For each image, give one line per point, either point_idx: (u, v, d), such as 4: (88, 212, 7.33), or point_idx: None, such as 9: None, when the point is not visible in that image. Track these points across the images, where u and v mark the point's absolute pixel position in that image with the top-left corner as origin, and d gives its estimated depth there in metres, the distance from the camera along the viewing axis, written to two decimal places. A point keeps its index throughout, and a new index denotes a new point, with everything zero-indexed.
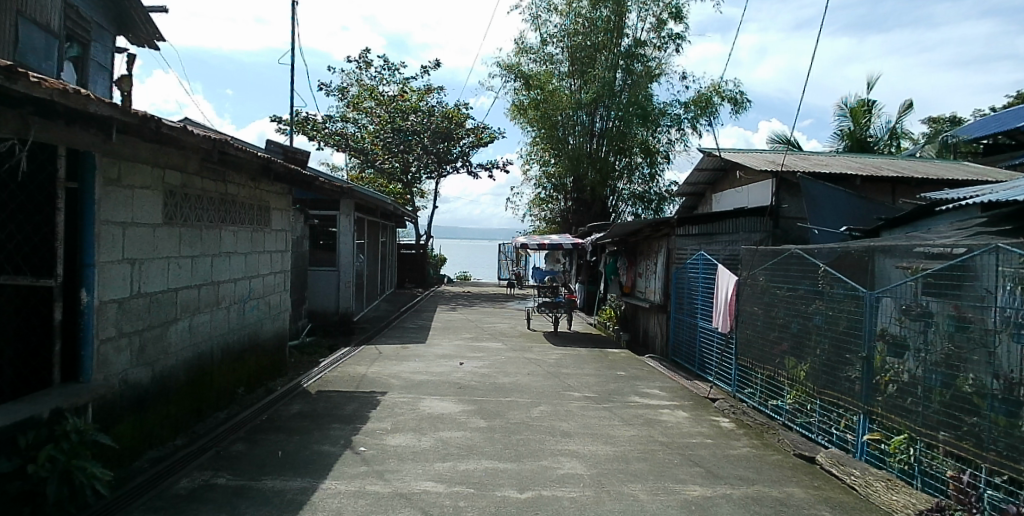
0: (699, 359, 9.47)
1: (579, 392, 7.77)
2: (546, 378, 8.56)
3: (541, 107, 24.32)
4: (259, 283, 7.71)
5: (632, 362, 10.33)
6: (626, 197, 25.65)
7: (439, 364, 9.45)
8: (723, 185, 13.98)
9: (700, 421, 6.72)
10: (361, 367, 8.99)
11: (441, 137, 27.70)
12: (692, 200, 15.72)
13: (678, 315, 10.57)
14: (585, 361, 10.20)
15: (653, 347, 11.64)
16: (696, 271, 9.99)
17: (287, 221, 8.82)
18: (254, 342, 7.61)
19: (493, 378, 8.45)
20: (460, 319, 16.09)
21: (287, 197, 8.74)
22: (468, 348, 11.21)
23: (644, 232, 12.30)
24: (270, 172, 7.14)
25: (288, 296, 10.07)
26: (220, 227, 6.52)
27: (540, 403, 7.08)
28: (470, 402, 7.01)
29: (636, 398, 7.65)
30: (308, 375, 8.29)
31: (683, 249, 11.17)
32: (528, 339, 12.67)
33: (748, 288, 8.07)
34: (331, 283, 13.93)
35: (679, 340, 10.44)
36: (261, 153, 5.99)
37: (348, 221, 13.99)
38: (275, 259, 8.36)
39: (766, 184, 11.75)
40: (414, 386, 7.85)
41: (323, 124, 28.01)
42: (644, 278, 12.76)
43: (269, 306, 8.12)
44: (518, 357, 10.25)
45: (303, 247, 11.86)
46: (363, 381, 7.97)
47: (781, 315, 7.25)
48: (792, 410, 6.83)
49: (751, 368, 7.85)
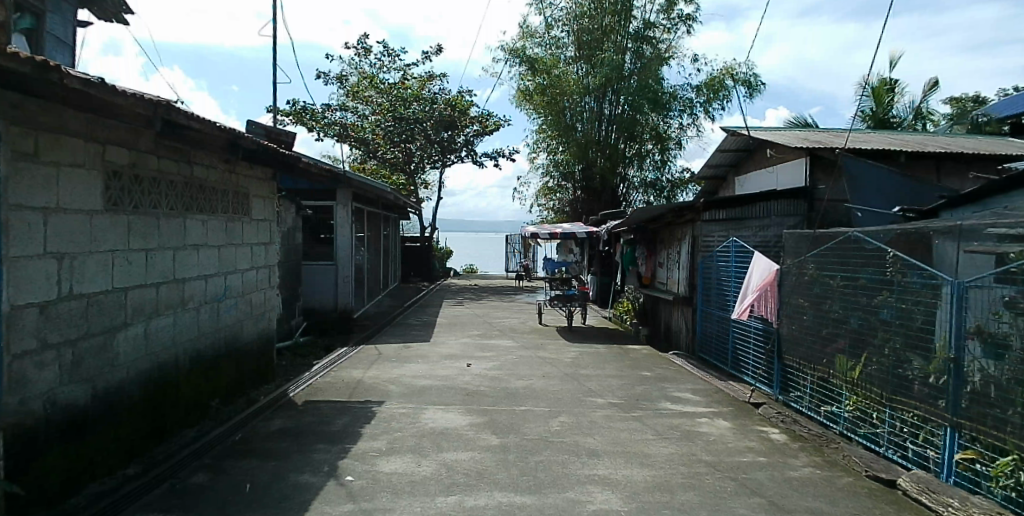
0: (733, 357, 8.52)
1: (602, 398, 6.83)
2: (563, 381, 7.62)
3: (547, 92, 23.28)
4: (238, 280, 6.81)
5: (656, 361, 9.37)
6: (637, 185, 24.46)
7: (444, 367, 8.52)
8: (748, 167, 13.00)
9: (747, 434, 5.77)
10: (358, 372, 8.09)
11: (445, 126, 26.72)
12: (712, 184, 14.75)
13: (706, 309, 9.60)
14: (605, 360, 9.25)
15: (678, 344, 10.68)
16: (727, 260, 9.01)
17: (272, 211, 7.92)
18: (233, 347, 6.70)
19: (505, 382, 7.52)
20: (467, 314, 15.15)
21: (271, 183, 7.83)
22: (476, 346, 10.28)
23: (666, 218, 11.31)
24: (244, 152, 6.21)
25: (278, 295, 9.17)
26: (185, 217, 5.62)
27: (560, 413, 6.14)
28: (479, 413, 6.09)
29: (668, 404, 6.70)
30: (297, 383, 7.38)
31: (710, 236, 10.19)
32: (541, 335, 11.73)
33: (792, 276, 7.10)
34: (329, 279, 13.08)
35: (708, 337, 9.48)
36: (227, 126, 5.06)
37: (345, 212, 13.09)
38: (259, 252, 7.46)
39: (798, 164, 10.77)
40: (416, 393, 6.92)
41: (321, 113, 27.02)
42: (666, 268, 11.78)
43: (251, 306, 7.22)
44: (531, 356, 9.33)
45: (295, 241, 10.98)
46: (358, 389, 7.04)
47: (836, 309, 6.28)
48: (853, 420, 5.89)
49: (799, 369, 6.88)
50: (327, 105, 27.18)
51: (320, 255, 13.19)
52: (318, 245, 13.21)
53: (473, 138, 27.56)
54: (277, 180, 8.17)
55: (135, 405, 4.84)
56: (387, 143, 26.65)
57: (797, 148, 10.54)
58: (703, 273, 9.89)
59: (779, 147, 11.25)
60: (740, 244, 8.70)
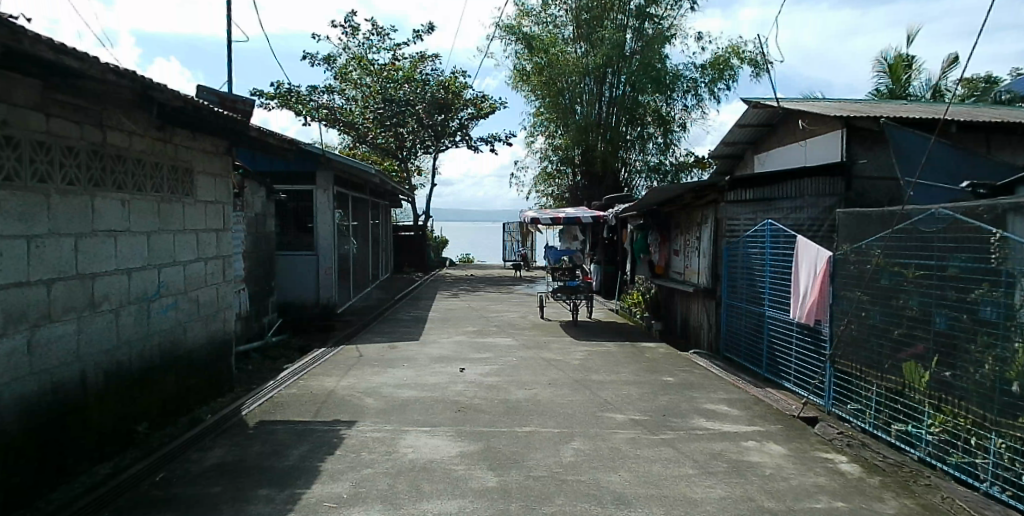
0: (770, 358, 7.34)
1: (621, 413, 5.65)
2: (573, 391, 6.43)
3: (545, 72, 21.99)
4: (179, 273, 5.57)
5: (677, 362, 8.19)
6: (640, 168, 22.98)
7: (433, 372, 7.29)
8: (771, 143, 11.80)
9: (810, 466, 4.58)
10: (331, 379, 6.89)
11: (438, 109, 25.41)
12: (728, 165, 13.57)
13: (735, 303, 8.40)
14: (618, 362, 8.07)
15: (699, 342, 9.49)
16: (760, 246, 7.81)
17: (228, 191, 6.68)
18: (172, 355, 5.47)
19: (504, 392, 6.33)
20: (462, 308, 13.94)
21: (224, 159, 6.58)
22: (471, 346, 9.07)
23: (684, 200, 10.07)
24: (176, 114, 4.96)
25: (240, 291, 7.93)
26: (95, 195, 4.39)
27: (573, 437, 4.93)
28: (473, 437, 4.89)
29: (703, 421, 5.52)
30: (256, 397, 6.18)
31: (737, 218, 8.97)
32: (544, 332, 10.53)
33: (851, 264, 5.86)
34: (310, 271, 11.86)
35: (738, 335, 8.29)
36: (138, 72, 3.84)
37: (326, 197, 11.86)
38: (210, 239, 6.23)
39: (831, 138, 9.57)
40: (396, 410, 5.67)
41: (307, 96, 25.61)
42: (683, 257, 10.54)
43: (198, 304, 5.98)
44: (533, 358, 8.15)
45: (267, 228, 9.76)
46: (326, 405, 5.80)
47: (915, 305, 5.03)
48: (940, 445, 4.70)
49: (859, 377, 5.70)
50: (314, 87, 25.81)
51: (299, 245, 11.97)
52: (297, 234, 11.98)
53: (468, 122, 26.29)
54: (232, 155, 6.92)
55: (15, 440, 3.61)
56: (377, 128, 25.32)
57: (834, 117, 9.28)
58: (730, 261, 8.68)
59: (809, 118, 9.99)
60: (776, 227, 7.46)
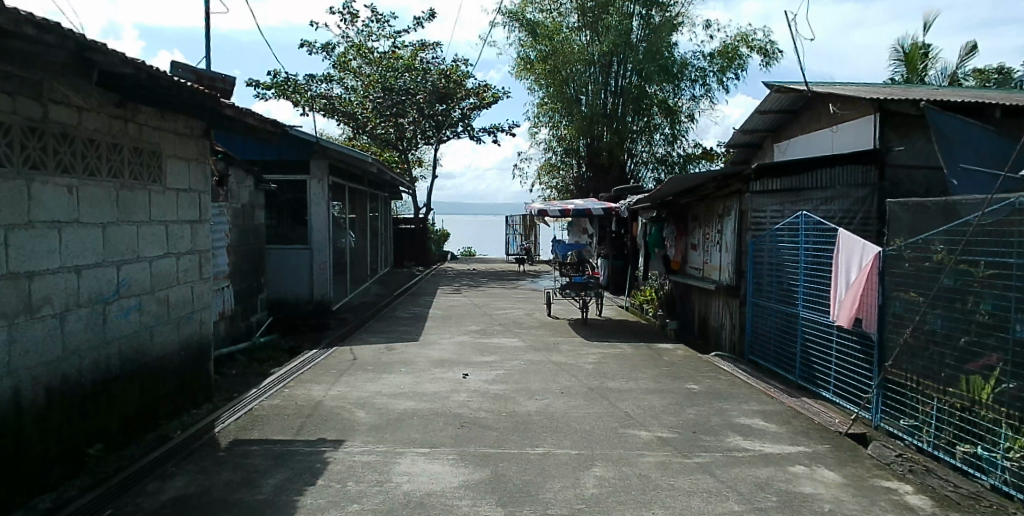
0: (807, 363, 6.66)
1: (646, 430, 4.99)
2: (589, 401, 5.76)
3: (550, 60, 21.24)
4: (144, 271, 4.90)
5: (699, 367, 7.52)
6: (646, 159, 22.14)
7: (433, 379, 6.61)
8: (793, 131, 11.09)
9: (873, 499, 3.91)
10: (320, 387, 6.23)
11: (439, 98, 24.69)
12: (744, 154, 12.87)
13: (762, 302, 7.71)
14: (635, 366, 7.40)
15: (720, 343, 8.82)
16: (792, 241, 7.12)
17: (206, 179, 6.01)
18: (136, 364, 4.80)
19: (512, 403, 5.67)
20: (465, 305, 13.26)
21: (200, 142, 5.90)
22: (474, 348, 8.40)
23: (704, 190, 9.33)
24: (135, 87, 4.27)
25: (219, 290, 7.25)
26: (33, 180, 3.71)
27: (594, 462, 4.25)
28: (478, 462, 4.23)
29: (740, 441, 4.86)
30: (233, 410, 5.52)
31: (763, 209, 8.26)
32: (552, 331, 9.87)
33: (903, 262, 5.18)
34: (304, 265, 11.22)
35: (766, 337, 7.61)
36: (73, 30, 3.15)
37: (321, 188, 11.18)
38: (183, 232, 5.55)
39: (862, 124, 8.84)
40: (391, 425, 4.99)
41: (305, 85, 24.87)
42: (701, 251, 9.82)
43: (168, 306, 5.30)
44: (542, 362, 7.48)
45: (255, 221, 9.08)
46: (310, 420, 5.12)
47: (987, 309, 4.31)
48: (1019, 473, 3.97)
49: (913, 389, 5.00)
50: (312, 76, 25.08)
51: (293, 238, 11.30)
52: (290, 226, 11.30)
53: (470, 112, 25.60)
54: (211, 139, 6.26)
55: None
56: (377, 118, 24.60)
57: (866, 101, 8.56)
58: (757, 256, 7.98)
59: (839, 102, 9.27)
60: (813, 219, 6.75)
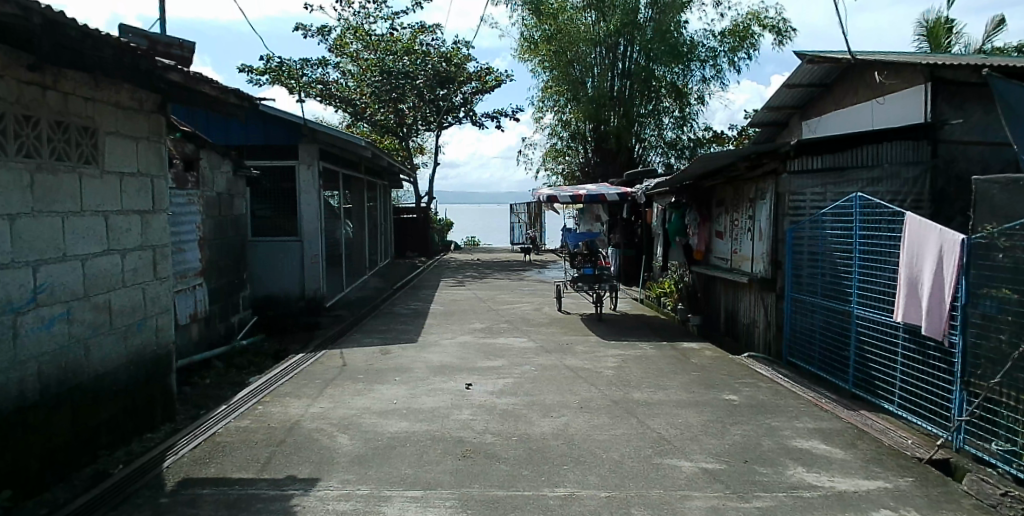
0: (864, 369, 5.79)
1: (687, 460, 4.11)
2: (614, 419, 4.88)
3: (554, 40, 20.25)
4: (74, 273, 4.03)
5: (733, 371, 6.65)
6: (655, 144, 21.12)
7: (431, 391, 5.72)
8: (826, 106, 10.11)
9: None
10: (300, 402, 5.37)
11: (439, 81, 23.68)
12: (769, 133, 11.91)
13: (805, 297, 6.81)
14: (662, 370, 6.52)
15: (752, 342, 7.93)
16: (842, 228, 6.22)
17: (161, 161, 5.12)
18: (67, 387, 3.94)
19: (524, 423, 4.79)
20: (468, 299, 12.38)
21: (152, 117, 5.02)
22: (478, 350, 7.52)
23: (732, 171, 8.33)
24: (39, 42, 3.37)
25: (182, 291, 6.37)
26: None
27: (628, 509, 3.37)
28: (485, 511, 3.34)
29: (803, 474, 3.97)
30: (192, 435, 4.65)
31: (802, 192, 7.31)
32: (564, 329, 8.99)
33: (992, 251, 4.25)
34: (294, 258, 10.36)
35: (810, 336, 6.72)
36: None
37: (310, 174, 10.27)
38: (130, 223, 4.67)
39: (910, 95, 7.86)
40: (377, 456, 4.11)
41: (300, 70, 23.89)
42: (728, 240, 8.86)
43: (111, 313, 4.41)
44: (556, 367, 6.60)
45: (235, 210, 8.18)
46: (280, 450, 4.24)
47: None
48: None
49: (1010, 406, 4.04)
50: (307, 60, 24.07)
51: (280, 229, 10.42)
52: (278, 216, 10.42)
53: (472, 97, 24.70)
54: (168, 114, 5.37)
55: None
56: (376, 103, 23.60)
57: (916, 68, 7.60)
58: (797, 245, 7.06)
59: (883, 70, 8.30)
60: (869, 202, 5.83)
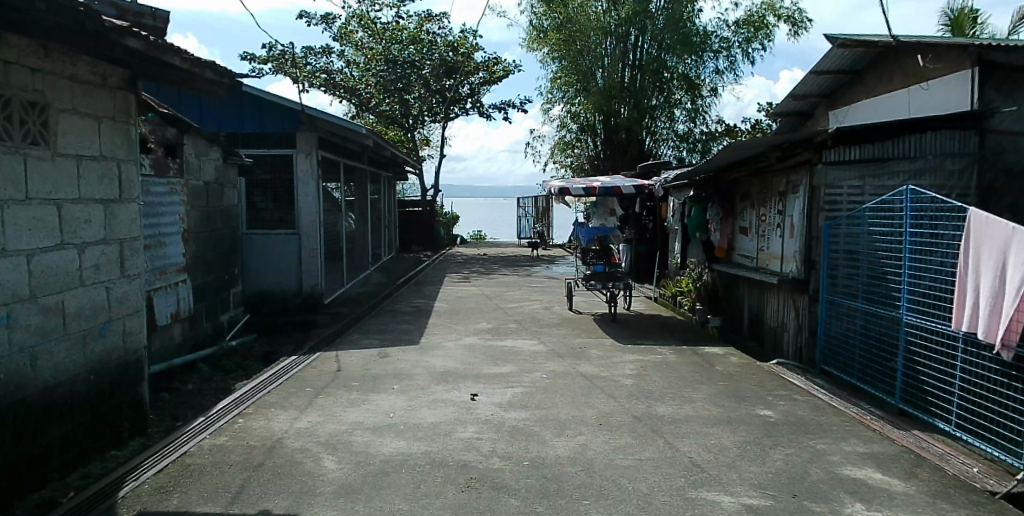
0: (913, 382, 5.20)
1: (726, 493, 3.54)
2: (638, 440, 4.31)
3: (565, 29, 19.62)
4: (16, 271, 3.48)
5: (764, 381, 6.07)
6: (667, 137, 20.40)
7: (432, 402, 5.15)
8: (857, 94, 9.46)
9: None
10: (286, 415, 4.82)
11: (446, 71, 23.03)
12: (793, 123, 11.27)
13: (843, 300, 6.21)
14: (686, 380, 5.95)
15: (781, 347, 7.35)
16: (888, 224, 5.62)
17: (130, 144, 4.57)
18: (7, 404, 3.37)
19: (536, 443, 4.22)
20: (475, 296, 11.80)
21: (118, 95, 4.47)
22: (484, 354, 6.95)
23: (760, 161, 7.70)
24: None
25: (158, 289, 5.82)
26: None
27: None
28: None
29: (864, 513, 3.39)
30: (160, 454, 4.10)
31: (839, 185, 6.67)
32: (576, 331, 8.43)
33: None
34: (290, 252, 9.82)
35: (847, 343, 6.14)
36: None
37: (308, 163, 9.71)
38: (89, 214, 4.12)
39: (953, 81, 7.22)
40: (366, 486, 3.55)
41: (303, 59, 23.32)
42: (754, 236, 8.25)
43: (63, 315, 3.86)
44: (569, 375, 6.03)
45: (224, 201, 7.64)
46: (256, 477, 3.68)
47: None
48: None
49: None
50: (310, 48, 23.50)
51: (276, 222, 9.86)
52: (275, 208, 9.87)
53: (479, 87, 24.05)
54: (140, 93, 4.81)
55: None
56: (381, 93, 23.00)
57: (961, 51, 6.96)
58: (834, 242, 6.45)
59: (925, 53, 7.65)
60: (920, 196, 5.22)
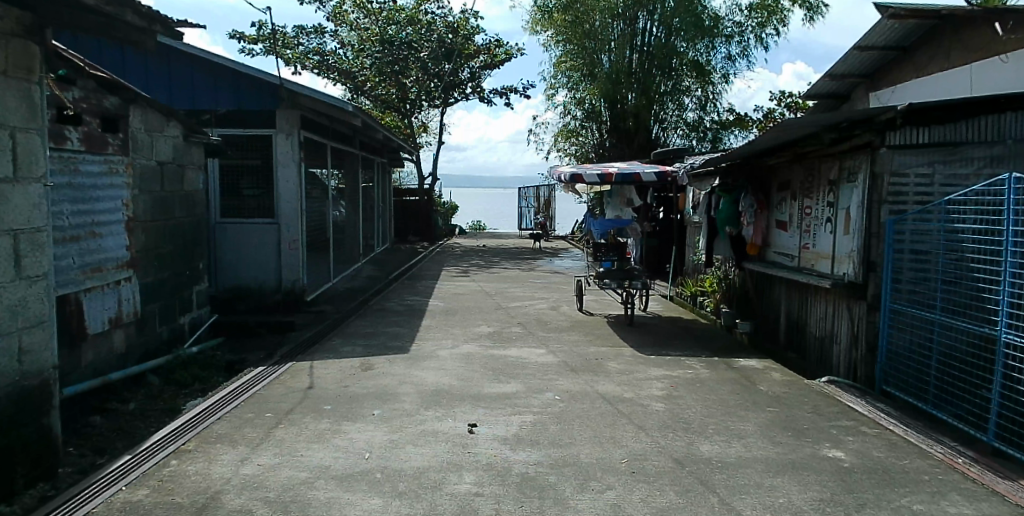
0: (1014, 415, 4.18)
1: None
2: (684, 498, 3.32)
3: (572, 9, 18.52)
4: None
5: (821, 407, 5.07)
6: (677, 125, 19.28)
7: (420, 436, 4.14)
8: (906, 74, 8.41)
9: None
10: (235, 454, 3.81)
11: (445, 54, 21.87)
12: (827, 107, 10.22)
13: (912, 309, 5.20)
14: (728, 404, 4.97)
15: (829, 361, 6.35)
16: (981, 220, 4.60)
17: (31, 108, 3.54)
18: None
19: (547, 503, 3.22)
20: (474, 293, 10.79)
21: (14, 42, 3.42)
22: (484, 368, 5.94)
23: (805, 145, 6.62)
24: None
25: (86, 289, 4.81)
26: None
27: None
28: None
29: None
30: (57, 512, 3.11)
31: (904, 172, 5.54)
32: (589, 336, 7.44)
33: None
34: (268, 244, 8.79)
35: (918, 361, 5.13)
36: None
37: (288, 144, 8.66)
38: None
39: None
40: None
41: (295, 39, 22.23)
42: (796, 231, 7.22)
43: None
44: (586, 397, 5.03)
45: (187, 186, 6.61)
46: None
47: None
48: None
49: None
50: (303, 28, 22.36)
51: (253, 211, 8.83)
52: (252, 195, 8.83)
53: (479, 71, 22.91)
54: (49, 45, 3.80)
55: None
56: (377, 76, 21.85)
57: None
58: (900, 240, 5.41)
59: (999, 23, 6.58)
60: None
